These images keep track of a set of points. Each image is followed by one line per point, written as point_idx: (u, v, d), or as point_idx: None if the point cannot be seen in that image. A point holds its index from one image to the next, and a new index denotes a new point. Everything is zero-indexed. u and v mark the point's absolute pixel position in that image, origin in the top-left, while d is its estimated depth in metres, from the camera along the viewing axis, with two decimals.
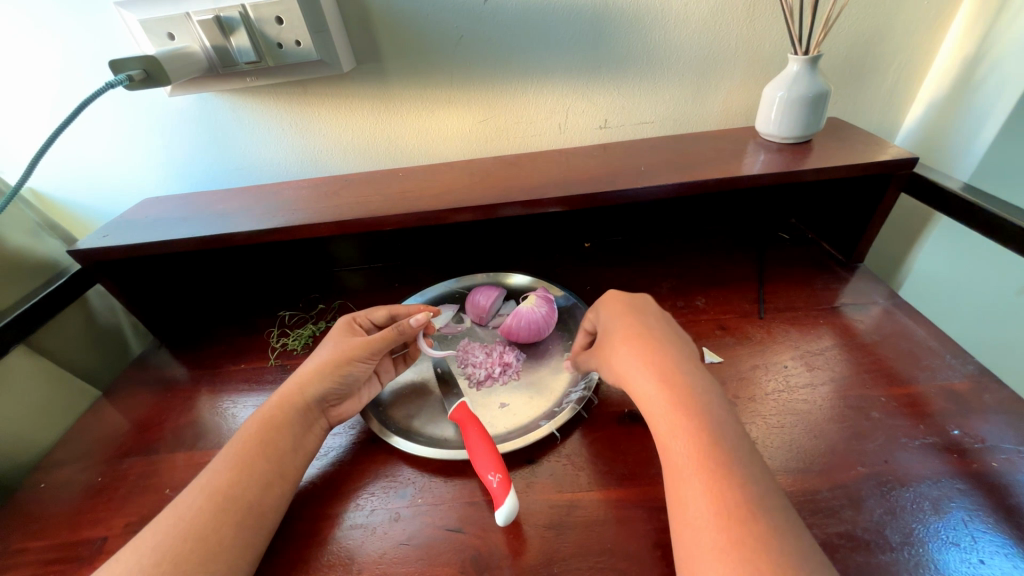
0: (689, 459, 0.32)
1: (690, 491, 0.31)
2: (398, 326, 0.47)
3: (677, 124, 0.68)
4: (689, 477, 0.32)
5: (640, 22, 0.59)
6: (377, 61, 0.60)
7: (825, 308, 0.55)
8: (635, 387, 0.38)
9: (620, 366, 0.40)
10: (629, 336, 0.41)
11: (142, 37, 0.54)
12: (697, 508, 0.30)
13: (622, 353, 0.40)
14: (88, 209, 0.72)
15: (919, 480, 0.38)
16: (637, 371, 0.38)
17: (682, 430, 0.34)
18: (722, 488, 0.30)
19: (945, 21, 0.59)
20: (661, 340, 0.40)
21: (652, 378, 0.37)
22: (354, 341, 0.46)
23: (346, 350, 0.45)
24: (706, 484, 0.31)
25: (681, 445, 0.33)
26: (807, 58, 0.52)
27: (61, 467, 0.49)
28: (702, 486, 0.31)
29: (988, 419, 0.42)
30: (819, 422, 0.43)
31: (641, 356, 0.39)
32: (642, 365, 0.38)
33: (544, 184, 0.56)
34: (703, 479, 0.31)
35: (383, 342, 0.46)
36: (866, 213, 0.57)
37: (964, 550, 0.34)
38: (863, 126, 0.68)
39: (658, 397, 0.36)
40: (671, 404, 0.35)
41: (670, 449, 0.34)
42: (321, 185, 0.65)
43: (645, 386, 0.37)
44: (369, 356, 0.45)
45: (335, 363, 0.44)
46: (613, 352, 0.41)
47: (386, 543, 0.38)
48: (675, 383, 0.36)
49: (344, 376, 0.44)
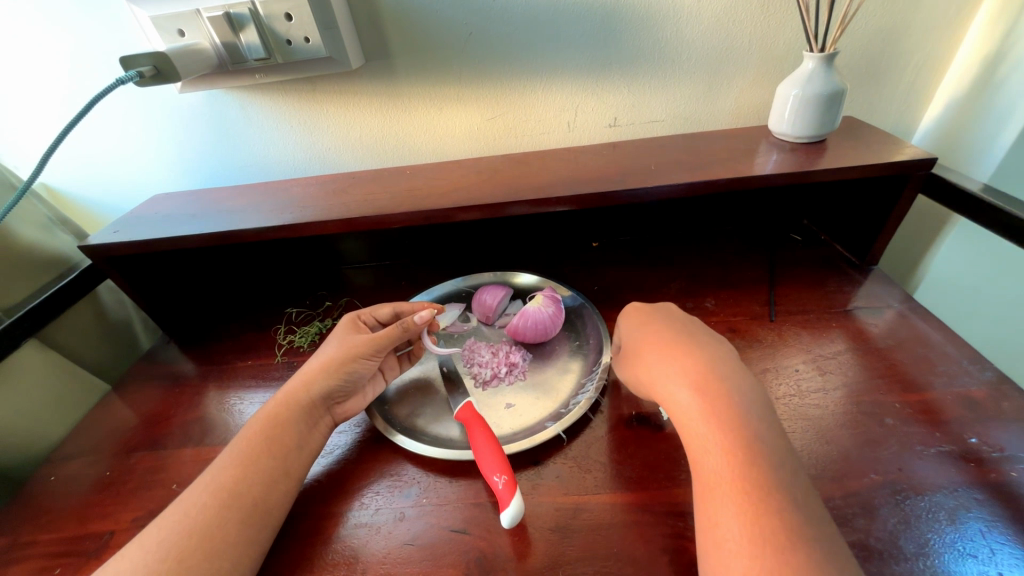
0: (721, 472, 0.32)
1: (720, 505, 0.31)
2: (403, 323, 0.47)
3: (688, 122, 0.67)
4: (721, 490, 0.32)
5: (652, 20, 0.58)
6: (386, 58, 0.60)
7: (838, 311, 0.54)
8: (670, 395, 0.38)
9: (655, 374, 0.39)
10: (668, 345, 0.40)
11: (153, 33, 0.54)
12: (727, 523, 0.30)
13: (658, 361, 0.40)
14: (100, 205, 0.72)
15: (935, 490, 0.37)
16: (673, 379, 0.38)
17: (718, 441, 0.33)
18: (754, 503, 0.30)
19: (966, 18, 0.58)
20: (701, 349, 0.39)
21: (688, 387, 0.37)
22: (358, 339, 0.46)
23: (351, 347, 0.45)
24: (737, 499, 0.31)
25: (714, 457, 0.33)
26: (823, 55, 0.51)
27: (71, 460, 0.50)
28: (732, 500, 0.31)
29: (1007, 427, 0.40)
30: (831, 427, 0.42)
31: (679, 364, 0.38)
32: (680, 373, 0.38)
33: (553, 183, 0.56)
34: (735, 493, 0.31)
35: (388, 340, 0.46)
36: (881, 214, 0.55)
37: (982, 562, 0.33)
38: (879, 125, 0.66)
39: (694, 406, 0.36)
40: (707, 414, 0.35)
41: (702, 461, 0.34)
42: (329, 182, 0.64)
43: (681, 394, 0.37)
44: (373, 354, 0.45)
45: (341, 361, 0.44)
46: (648, 359, 0.41)
47: (391, 542, 0.38)
48: (713, 393, 0.36)
49: (349, 373, 0.44)
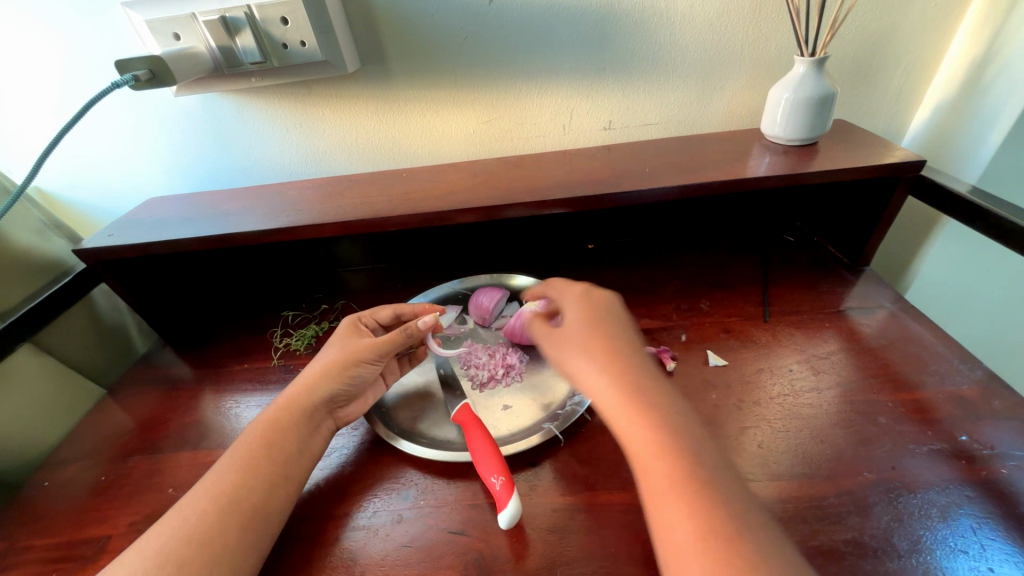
0: (662, 476, 0.31)
1: (670, 515, 0.29)
2: (406, 328, 0.47)
3: (682, 126, 0.67)
4: (665, 496, 0.30)
5: (646, 24, 0.58)
6: (382, 61, 0.60)
7: (832, 311, 0.55)
8: (596, 396, 0.35)
9: (577, 374, 0.37)
10: (581, 340, 0.38)
11: (149, 37, 0.54)
12: (679, 532, 0.28)
13: (576, 359, 0.38)
14: (94, 208, 0.72)
15: (927, 487, 0.37)
16: (593, 379, 0.36)
17: (650, 442, 0.32)
18: (699, 505, 0.29)
19: (952, 24, 0.59)
20: (613, 338, 0.38)
21: (612, 387, 0.35)
22: (361, 343, 0.46)
23: (353, 351, 0.45)
24: (684, 504, 0.29)
25: (653, 460, 0.31)
26: (815, 59, 0.52)
27: (65, 465, 0.49)
28: (677, 503, 0.29)
29: (997, 425, 0.41)
30: (825, 426, 0.42)
31: (597, 361, 0.36)
32: (599, 373, 0.36)
33: (549, 185, 0.56)
34: (680, 497, 0.29)
35: (390, 344, 0.46)
36: (873, 216, 0.56)
37: (973, 558, 0.33)
38: (870, 128, 0.67)
39: (621, 408, 0.34)
40: (635, 414, 0.33)
41: (641, 465, 0.32)
42: (325, 185, 0.65)
43: (604, 395, 0.35)
44: (376, 358, 0.46)
45: (343, 364, 0.44)
46: (567, 360, 0.38)
47: (390, 544, 0.38)
48: (634, 391, 0.34)
49: (351, 377, 0.44)
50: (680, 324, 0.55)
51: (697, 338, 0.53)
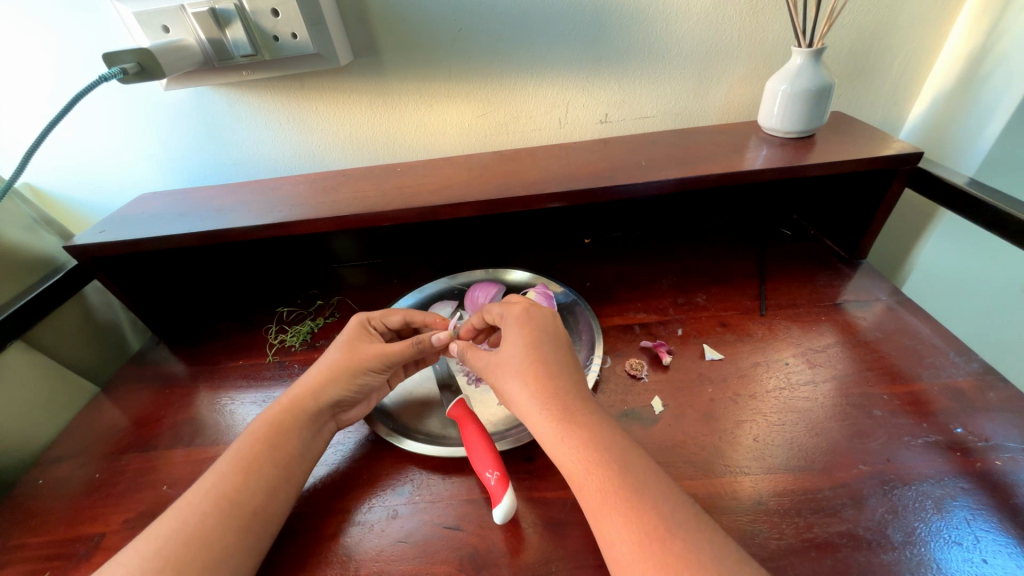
0: (597, 490, 0.32)
1: (609, 529, 0.31)
2: (419, 342, 0.46)
3: (679, 119, 0.67)
4: (601, 509, 0.32)
5: (642, 16, 0.58)
6: (374, 54, 0.60)
7: (828, 305, 0.54)
8: (527, 417, 0.37)
9: (512, 395, 0.39)
10: (514, 361, 0.40)
11: (137, 29, 0.53)
12: (619, 544, 0.30)
13: (508, 381, 0.39)
14: (85, 204, 0.71)
15: (922, 479, 0.37)
16: (525, 401, 0.37)
17: (579, 459, 0.34)
18: (636, 515, 0.31)
19: (950, 17, 0.58)
20: (541, 358, 0.39)
21: (541, 408, 0.37)
22: (369, 349, 0.45)
23: (361, 358, 0.45)
24: (620, 517, 0.31)
25: (585, 476, 0.33)
26: (812, 50, 0.51)
27: (58, 463, 0.49)
28: (615, 515, 0.31)
29: (993, 417, 0.41)
30: (821, 420, 0.42)
31: (527, 384, 0.38)
32: (529, 395, 0.37)
33: (544, 179, 0.55)
34: (617, 509, 0.31)
35: (400, 355, 0.45)
36: (869, 209, 0.56)
37: (968, 550, 0.33)
38: (866, 120, 0.67)
39: (549, 429, 0.36)
40: (564, 433, 0.35)
41: (575, 482, 0.34)
42: (319, 180, 0.64)
43: (535, 417, 0.37)
44: (384, 367, 0.45)
45: (351, 371, 0.44)
46: (503, 380, 0.40)
47: (384, 540, 0.38)
48: (561, 410, 0.36)
49: (359, 384, 0.44)
50: (676, 318, 0.55)
51: (693, 332, 0.53)
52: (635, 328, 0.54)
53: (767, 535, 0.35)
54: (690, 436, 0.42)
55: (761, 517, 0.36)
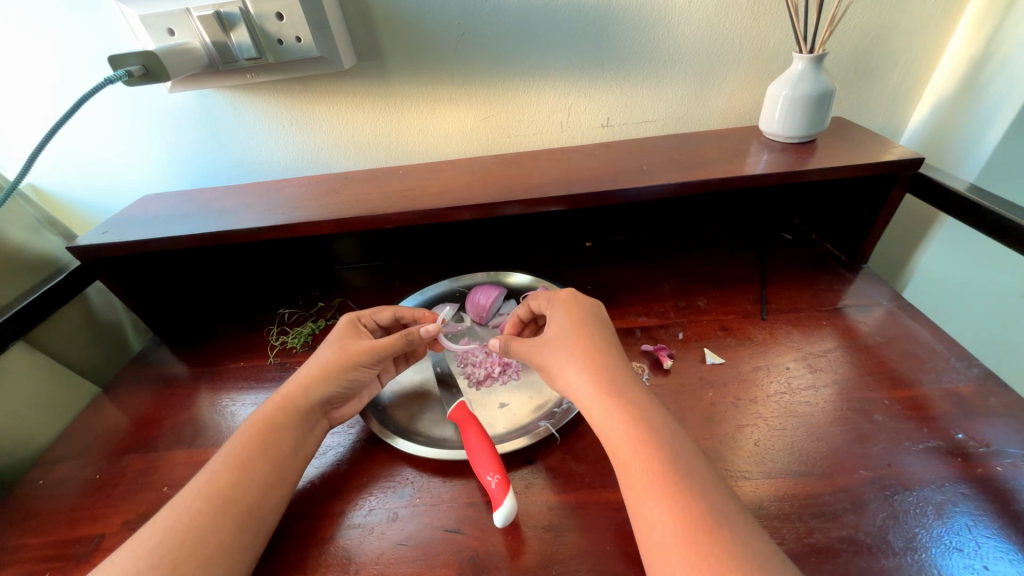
0: (644, 470, 0.32)
1: (653, 508, 0.31)
2: (406, 334, 0.46)
3: (680, 123, 0.67)
4: (645, 488, 0.32)
5: (644, 21, 0.58)
6: (378, 58, 0.60)
7: (829, 309, 0.54)
8: (577, 393, 0.38)
9: (561, 372, 0.40)
10: (564, 341, 0.41)
11: (142, 32, 0.53)
12: (661, 526, 0.30)
13: (558, 356, 0.40)
14: (87, 205, 0.72)
15: (922, 484, 0.37)
16: (575, 376, 0.39)
17: (627, 436, 0.34)
18: (681, 499, 0.30)
19: (950, 23, 0.59)
20: (592, 339, 0.41)
21: (593, 386, 0.37)
22: (358, 345, 0.45)
23: (351, 353, 0.44)
24: (665, 498, 0.31)
25: (633, 455, 0.33)
26: (813, 56, 0.51)
27: (59, 463, 0.49)
28: (659, 498, 0.31)
29: (993, 423, 0.41)
30: (821, 424, 0.42)
31: (578, 359, 0.39)
32: (582, 372, 0.38)
33: (546, 183, 0.56)
34: (662, 491, 0.31)
35: (388, 348, 0.45)
36: (870, 214, 0.56)
37: (969, 556, 0.33)
38: (868, 126, 0.67)
39: (601, 406, 0.36)
40: (615, 410, 0.36)
41: (622, 460, 0.34)
42: (321, 182, 0.64)
43: (585, 392, 0.38)
44: (373, 362, 0.45)
45: (340, 367, 0.44)
46: (551, 359, 0.41)
47: (385, 542, 0.38)
48: (613, 389, 0.37)
49: (348, 380, 0.44)
50: (677, 322, 0.55)
51: (694, 336, 0.53)
52: (636, 332, 0.54)
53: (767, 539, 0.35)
54: (690, 440, 0.42)
55: (761, 521, 0.36)
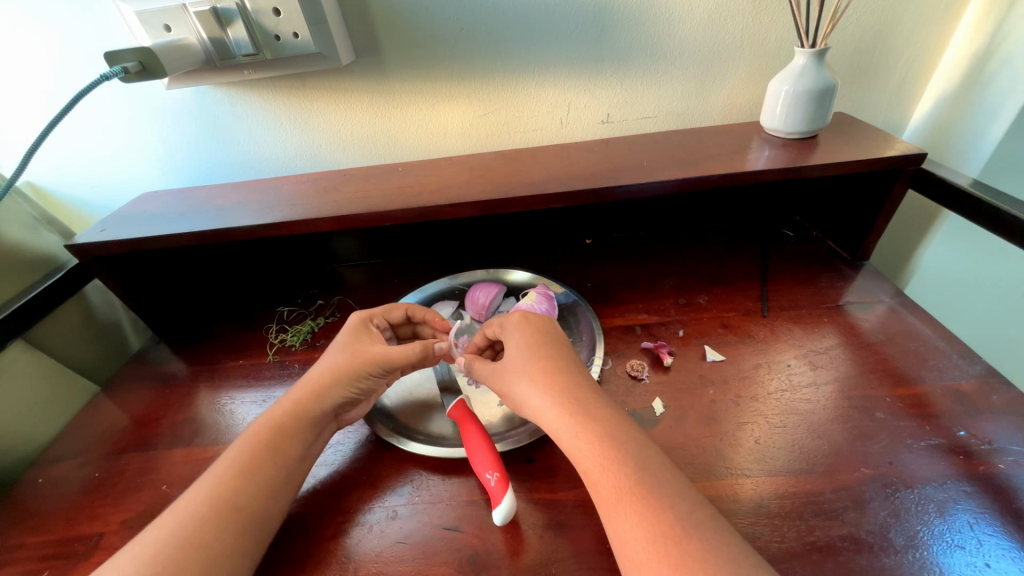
0: (613, 487, 0.32)
1: (624, 525, 0.31)
2: (422, 347, 0.45)
3: (681, 119, 0.67)
4: (616, 506, 0.31)
5: (644, 15, 0.58)
6: (375, 54, 0.59)
7: (831, 307, 0.54)
8: (542, 417, 0.37)
9: (521, 396, 0.39)
10: (519, 362, 0.40)
11: (139, 28, 0.53)
12: (634, 541, 0.30)
13: (518, 383, 0.39)
14: (86, 203, 0.71)
15: (924, 483, 0.37)
16: (539, 400, 0.37)
17: (594, 455, 0.34)
18: (652, 510, 0.30)
19: (953, 20, 0.58)
20: (554, 359, 0.40)
21: (553, 404, 0.37)
22: (369, 351, 0.44)
23: (362, 361, 0.44)
24: (636, 512, 0.30)
25: (601, 472, 0.33)
26: (815, 51, 0.51)
27: (58, 462, 0.49)
28: (631, 513, 0.31)
29: (996, 420, 0.41)
30: (823, 422, 0.42)
31: (540, 382, 0.38)
32: (542, 392, 0.37)
33: (545, 179, 0.55)
34: (632, 505, 0.31)
35: (402, 359, 0.44)
36: (873, 210, 0.55)
37: (971, 553, 0.33)
38: (870, 121, 0.67)
39: (564, 425, 0.36)
40: (581, 429, 0.35)
41: (591, 478, 0.33)
42: (320, 180, 0.64)
43: (549, 414, 0.36)
44: (384, 371, 0.44)
45: (352, 373, 0.43)
46: (510, 382, 0.40)
47: (384, 541, 0.37)
48: (574, 406, 0.36)
49: (359, 387, 0.44)
50: (678, 320, 0.55)
51: (695, 333, 0.53)
52: (636, 329, 0.54)
53: (768, 537, 0.35)
54: (691, 438, 0.42)
55: (762, 519, 0.36)
